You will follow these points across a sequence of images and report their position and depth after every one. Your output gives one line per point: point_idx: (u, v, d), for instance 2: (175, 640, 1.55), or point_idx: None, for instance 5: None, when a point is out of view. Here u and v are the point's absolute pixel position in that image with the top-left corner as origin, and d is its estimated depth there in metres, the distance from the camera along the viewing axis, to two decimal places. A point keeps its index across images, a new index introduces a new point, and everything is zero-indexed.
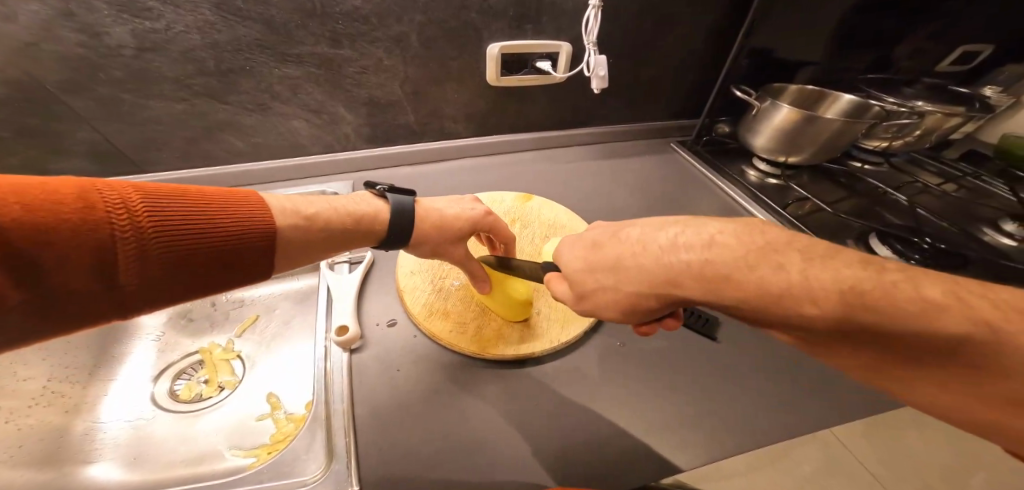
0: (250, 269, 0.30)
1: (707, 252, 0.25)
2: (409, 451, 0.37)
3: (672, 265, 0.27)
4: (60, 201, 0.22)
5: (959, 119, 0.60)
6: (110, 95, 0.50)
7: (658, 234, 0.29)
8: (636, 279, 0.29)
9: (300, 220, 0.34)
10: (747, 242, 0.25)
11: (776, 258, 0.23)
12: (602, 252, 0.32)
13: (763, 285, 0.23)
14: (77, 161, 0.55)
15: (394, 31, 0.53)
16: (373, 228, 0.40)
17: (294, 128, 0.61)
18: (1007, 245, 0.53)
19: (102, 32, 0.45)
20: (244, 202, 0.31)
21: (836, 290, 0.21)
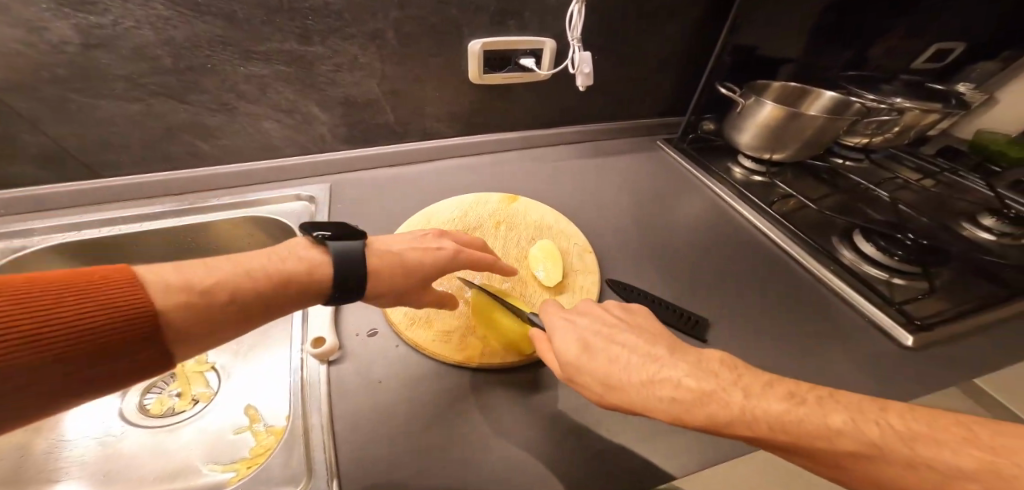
0: (128, 369, 0.24)
1: (676, 390, 0.28)
2: (393, 466, 0.35)
3: (651, 396, 0.29)
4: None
5: (936, 115, 0.61)
6: (56, 96, 0.46)
7: (637, 361, 0.31)
8: (630, 398, 0.30)
9: (193, 296, 0.27)
10: (708, 380, 0.28)
11: (728, 393, 0.27)
12: (586, 358, 0.33)
13: (713, 417, 0.27)
14: (24, 167, 0.51)
15: (370, 27, 0.51)
16: (307, 289, 0.33)
17: (265, 129, 0.57)
18: (986, 240, 0.55)
19: (41, 28, 0.41)
20: (112, 284, 0.24)
21: (775, 425, 0.25)
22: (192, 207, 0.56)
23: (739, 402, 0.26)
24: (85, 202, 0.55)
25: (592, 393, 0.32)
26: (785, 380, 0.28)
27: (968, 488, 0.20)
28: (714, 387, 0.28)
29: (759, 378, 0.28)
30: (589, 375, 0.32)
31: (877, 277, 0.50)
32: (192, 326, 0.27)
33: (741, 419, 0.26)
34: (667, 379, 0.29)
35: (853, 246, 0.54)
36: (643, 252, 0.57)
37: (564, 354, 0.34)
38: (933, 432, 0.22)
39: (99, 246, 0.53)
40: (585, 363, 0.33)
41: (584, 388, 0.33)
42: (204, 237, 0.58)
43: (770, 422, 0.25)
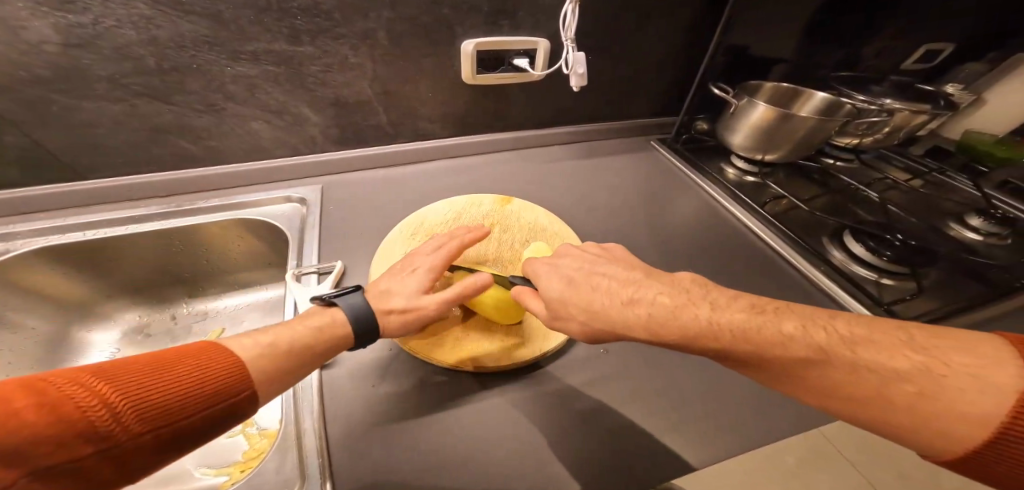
0: (236, 407, 0.28)
1: (651, 308, 0.32)
2: (386, 471, 0.35)
3: (627, 315, 0.33)
4: (5, 402, 0.20)
5: (925, 116, 0.61)
6: (35, 97, 0.45)
7: (622, 289, 0.35)
8: (614, 322, 0.33)
9: (266, 347, 0.32)
10: (677, 300, 0.32)
11: (693, 309, 0.30)
12: (570, 291, 0.37)
13: (684, 329, 0.30)
14: (3, 169, 0.49)
15: (361, 27, 0.50)
16: (347, 332, 0.38)
17: (254, 130, 0.56)
18: (972, 239, 0.56)
19: (18, 27, 0.40)
20: (207, 347, 0.29)
21: (737, 330, 0.28)
22: (179, 210, 0.56)
23: (706, 314, 0.30)
24: (67, 205, 0.53)
25: (579, 327, 0.35)
26: (750, 296, 0.31)
27: (902, 384, 0.23)
28: (684, 302, 0.31)
29: (739, 300, 0.31)
30: (577, 312, 0.35)
31: (867, 278, 0.51)
32: (266, 370, 0.31)
33: (710, 330, 0.29)
34: (643, 301, 0.33)
35: (843, 246, 0.55)
36: (637, 252, 0.57)
37: (551, 293, 0.38)
38: (878, 338, 0.25)
39: (84, 250, 0.53)
40: (570, 295, 0.36)
41: (571, 322, 0.36)
42: (192, 239, 0.57)
43: (732, 330, 0.28)
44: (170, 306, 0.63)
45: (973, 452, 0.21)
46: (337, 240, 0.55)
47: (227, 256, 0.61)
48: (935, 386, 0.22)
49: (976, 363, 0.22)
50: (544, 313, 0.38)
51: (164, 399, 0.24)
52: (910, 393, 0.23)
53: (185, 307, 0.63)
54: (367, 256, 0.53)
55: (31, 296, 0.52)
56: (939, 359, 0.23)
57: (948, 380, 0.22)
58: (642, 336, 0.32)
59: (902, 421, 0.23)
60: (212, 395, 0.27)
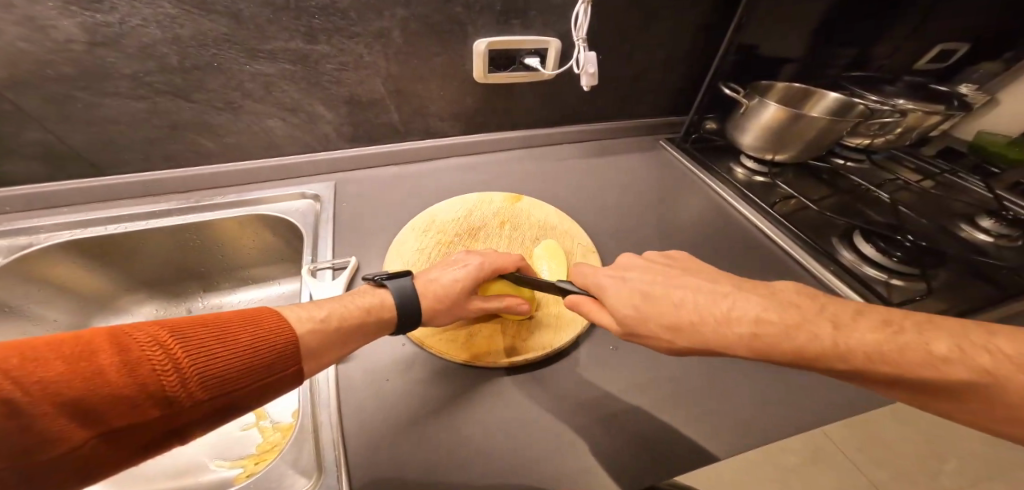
0: (278, 383, 0.29)
1: (755, 327, 0.29)
2: (401, 462, 0.36)
3: (730, 336, 0.30)
4: (94, 359, 0.22)
5: (938, 117, 0.61)
6: (61, 94, 0.46)
7: (716, 302, 0.31)
8: (710, 342, 0.31)
9: (315, 325, 0.34)
10: (785, 318, 0.29)
11: (811, 328, 0.28)
12: (649, 306, 0.34)
13: (803, 348, 0.27)
14: (29, 163, 0.51)
15: (375, 26, 0.51)
16: (384, 317, 0.39)
17: (269, 127, 0.57)
18: (982, 241, 0.55)
19: (48, 26, 0.41)
20: (264, 318, 0.31)
21: (878, 350, 0.26)
22: (195, 206, 0.57)
23: (830, 335, 0.27)
24: (88, 200, 0.55)
25: (665, 345, 0.33)
26: (875, 308, 0.29)
27: None
28: (798, 319, 0.28)
29: (847, 309, 0.29)
30: (660, 330, 0.33)
31: (876, 278, 0.51)
32: (310, 347, 0.32)
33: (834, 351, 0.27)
34: (744, 317, 0.30)
35: (853, 246, 0.55)
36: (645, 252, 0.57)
37: (626, 307, 0.35)
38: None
39: (103, 245, 0.54)
40: (649, 310, 0.33)
41: (656, 340, 0.33)
42: (208, 235, 0.58)
43: (866, 351, 0.26)
44: (185, 300, 0.64)
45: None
46: (350, 236, 0.56)
47: (241, 252, 0.62)
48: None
49: None
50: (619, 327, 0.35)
51: (220, 371, 0.26)
52: None
53: (200, 301, 0.65)
54: (379, 253, 0.54)
55: (55, 288, 0.53)
56: None
57: None
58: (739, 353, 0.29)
59: None
60: (259, 369, 0.28)
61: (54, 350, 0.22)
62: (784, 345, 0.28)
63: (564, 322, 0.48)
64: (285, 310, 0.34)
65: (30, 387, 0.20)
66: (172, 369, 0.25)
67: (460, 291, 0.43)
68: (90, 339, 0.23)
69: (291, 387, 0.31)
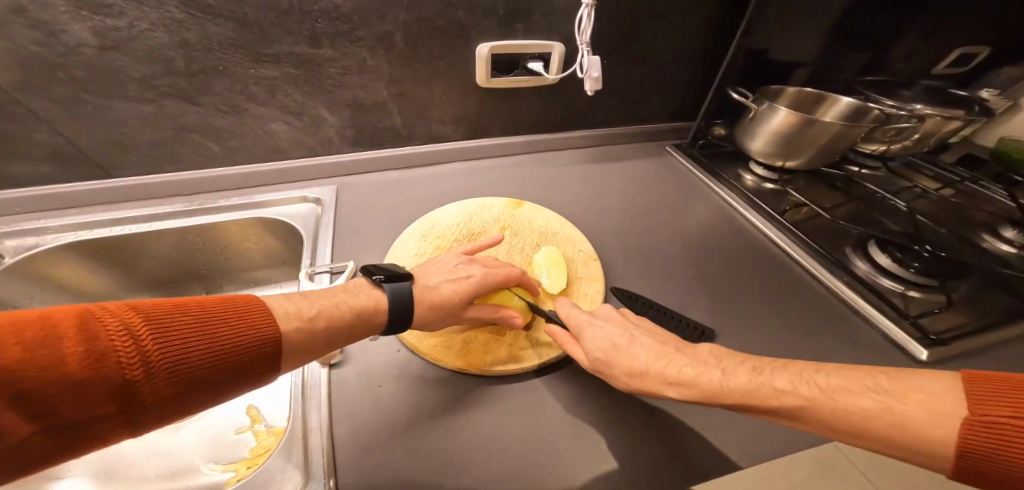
0: (254, 379, 0.28)
1: (675, 378, 0.33)
2: (392, 471, 0.35)
3: (663, 380, 0.33)
4: (57, 346, 0.20)
5: (958, 123, 0.58)
6: (71, 97, 0.47)
7: (649, 353, 0.35)
8: (658, 386, 0.34)
9: (301, 323, 0.32)
10: (697, 370, 0.32)
11: (707, 375, 0.31)
12: (603, 349, 0.37)
13: (704, 388, 0.31)
14: (40, 166, 0.52)
15: (378, 30, 0.51)
16: (373, 321, 0.38)
17: (273, 131, 0.58)
18: (1006, 252, 0.53)
19: (59, 30, 0.42)
20: (246, 310, 0.29)
21: (744, 388, 0.30)
22: (199, 208, 0.57)
23: (718, 379, 0.31)
24: (96, 202, 0.56)
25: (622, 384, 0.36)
26: (756, 358, 0.32)
27: (870, 422, 0.24)
28: (703, 370, 0.32)
29: (733, 360, 0.32)
30: (617, 372, 0.36)
31: (891, 290, 0.49)
32: (292, 346, 0.31)
33: (719, 389, 0.30)
34: (667, 369, 0.33)
35: (867, 256, 0.52)
36: (650, 259, 0.56)
37: (594, 350, 0.37)
38: (849, 385, 0.26)
39: (107, 246, 0.54)
40: (604, 352, 0.37)
41: (614, 378, 0.36)
42: (211, 237, 0.58)
43: (739, 391, 0.30)
44: None
45: (985, 472, 0.22)
46: (350, 239, 0.55)
47: (243, 255, 0.62)
48: (897, 418, 0.24)
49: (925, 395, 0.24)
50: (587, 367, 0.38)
51: (190, 366, 0.25)
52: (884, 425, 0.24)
53: None
54: (380, 256, 0.53)
55: (59, 287, 0.54)
56: (895, 395, 0.24)
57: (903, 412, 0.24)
58: (671, 394, 0.33)
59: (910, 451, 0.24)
60: (236, 364, 0.27)
61: (15, 331, 0.20)
62: (702, 389, 0.31)
63: None
64: (270, 302, 0.32)
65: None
66: (139, 362, 0.23)
67: (455, 304, 0.42)
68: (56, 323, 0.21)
69: (267, 382, 0.30)
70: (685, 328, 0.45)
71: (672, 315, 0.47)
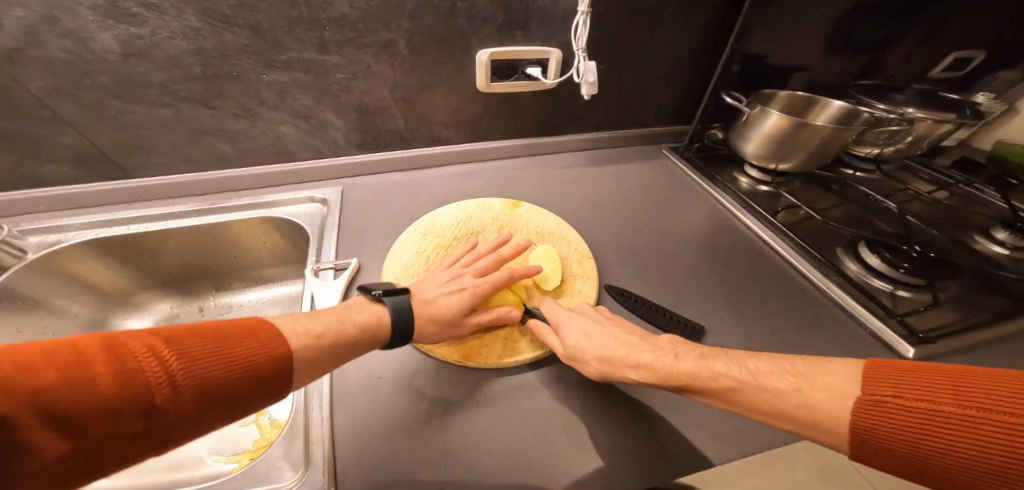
0: (267, 395, 0.29)
1: (637, 362, 0.38)
2: (389, 458, 0.36)
3: (629, 363, 0.38)
4: (86, 367, 0.22)
5: (949, 126, 0.59)
6: (95, 101, 0.50)
7: (617, 341, 0.40)
8: (626, 371, 0.38)
9: (309, 339, 0.33)
10: (656, 356, 0.37)
11: (664, 359, 0.37)
12: (578, 337, 0.41)
13: (659, 369, 0.36)
14: (64, 167, 0.55)
15: (383, 37, 0.53)
16: (375, 336, 0.39)
17: (283, 133, 0.60)
18: (998, 253, 0.53)
19: (86, 38, 0.44)
20: (258, 330, 0.30)
21: (691, 372, 0.35)
22: (211, 208, 0.60)
23: (671, 363, 0.36)
24: (116, 202, 0.59)
25: (593, 372, 0.39)
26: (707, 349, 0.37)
27: (788, 400, 0.29)
28: (660, 355, 0.37)
29: (689, 349, 0.37)
30: (589, 358, 0.39)
31: (881, 290, 0.49)
32: (303, 359, 0.32)
33: (673, 372, 0.36)
34: (631, 355, 0.38)
35: (858, 257, 0.53)
36: (644, 258, 0.57)
37: (571, 338, 0.41)
38: (773, 369, 0.31)
39: (125, 244, 0.57)
40: (579, 340, 0.40)
41: (585, 365, 0.40)
42: (222, 236, 0.61)
43: (687, 372, 0.35)
44: (198, 299, 0.67)
45: (883, 448, 0.25)
46: (353, 237, 0.57)
47: (252, 254, 0.65)
48: (805, 397, 0.29)
49: (829, 378, 0.29)
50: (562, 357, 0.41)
51: (209, 382, 0.26)
52: (796, 402, 0.29)
53: (211, 300, 0.67)
54: (381, 254, 0.55)
55: (80, 283, 0.57)
56: (807, 379, 0.29)
57: (812, 392, 0.28)
58: (634, 376, 0.38)
59: (826, 432, 0.28)
60: (251, 381, 0.28)
61: (49, 359, 0.22)
62: (658, 371, 0.36)
63: None
64: (279, 323, 0.34)
65: (18, 396, 0.20)
66: (160, 381, 0.24)
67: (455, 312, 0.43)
68: (85, 349, 0.23)
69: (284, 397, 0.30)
70: (676, 324, 0.47)
71: (663, 312, 0.48)
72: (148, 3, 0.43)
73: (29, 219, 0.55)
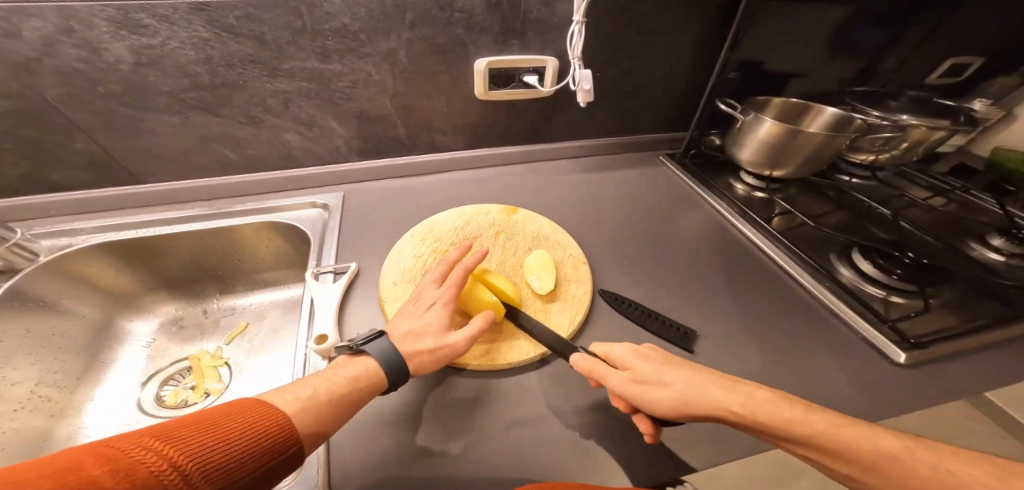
0: (277, 467, 0.29)
1: (744, 400, 0.32)
2: (382, 457, 0.36)
3: (728, 397, 0.32)
4: (86, 471, 0.21)
5: (943, 132, 0.60)
6: (108, 109, 0.52)
7: (720, 379, 0.34)
8: (712, 404, 0.32)
9: (304, 404, 0.32)
10: (770, 398, 0.31)
11: (781, 402, 0.31)
12: (664, 366, 0.35)
13: (774, 411, 0.30)
14: (76, 172, 0.57)
15: (383, 47, 0.55)
16: (374, 383, 0.37)
17: (287, 140, 0.62)
18: (995, 260, 0.53)
19: (101, 49, 0.46)
20: (248, 407, 0.30)
21: (828, 428, 0.29)
22: (217, 212, 0.61)
23: (799, 409, 0.30)
24: (126, 206, 0.61)
25: (666, 399, 0.33)
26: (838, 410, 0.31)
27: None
28: (778, 398, 0.31)
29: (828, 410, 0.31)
30: (669, 383, 0.34)
31: (874, 296, 0.49)
32: (309, 424, 0.31)
33: (800, 417, 0.30)
34: (736, 392, 0.32)
35: (852, 263, 0.53)
36: (639, 263, 0.57)
37: (649, 364, 0.36)
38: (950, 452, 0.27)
39: (133, 247, 0.59)
40: (661, 367, 0.35)
41: (659, 389, 0.33)
42: (226, 240, 0.62)
43: (826, 431, 0.29)
44: (202, 301, 0.68)
45: None
46: (352, 241, 0.58)
47: (254, 257, 0.66)
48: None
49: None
50: (627, 381, 0.35)
51: (221, 461, 0.26)
52: None
53: (215, 303, 0.68)
54: (379, 258, 0.56)
55: (87, 285, 0.58)
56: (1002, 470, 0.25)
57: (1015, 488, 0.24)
58: (732, 413, 0.31)
59: None
60: (261, 458, 0.28)
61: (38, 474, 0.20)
62: (775, 414, 0.30)
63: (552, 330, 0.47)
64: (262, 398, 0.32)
65: None
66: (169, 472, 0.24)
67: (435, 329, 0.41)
68: (77, 457, 0.22)
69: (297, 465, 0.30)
70: (669, 329, 0.47)
71: (656, 316, 0.49)
72: (159, 14, 0.45)
73: (42, 223, 0.57)
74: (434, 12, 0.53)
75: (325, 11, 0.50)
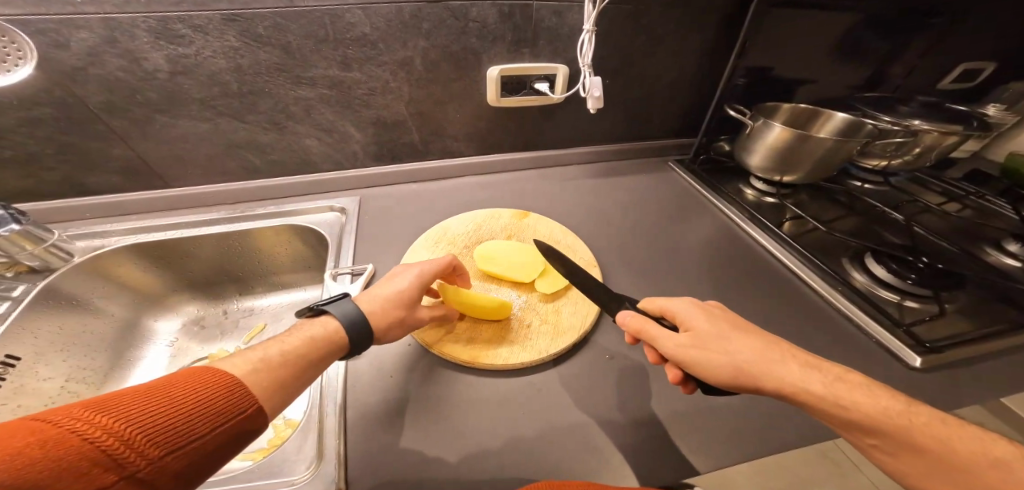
0: (237, 433, 0.29)
1: (833, 381, 0.31)
2: (398, 454, 0.37)
3: (807, 375, 0.31)
4: (12, 441, 0.21)
5: (959, 138, 0.59)
6: (144, 115, 0.55)
7: (796, 355, 0.33)
8: (776, 378, 0.31)
9: (256, 367, 0.32)
10: (852, 382, 0.31)
11: (866, 390, 0.30)
12: (730, 333, 0.34)
13: (861, 397, 0.30)
14: (110, 176, 0.60)
15: (400, 56, 0.57)
16: (334, 341, 0.37)
17: (306, 146, 0.64)
18: (1010, 265, 0.53)
19: (141, 58, 0.49)
20: (188, 372, 0.29)
21: (906, 418, 0.29)
22: (240, 216, 0.64)
23: (886, 399, 0.30)
24: (155, 209, 0.64)
25: (725, 367, 0.32)
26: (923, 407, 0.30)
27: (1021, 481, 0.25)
28: (862, 383, 0.31)
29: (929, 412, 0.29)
30: (736, 353, 0.33)
31: (888, 300, 0.49)
32: (264, 387, 0.32)
33: (883, 404, 0.29)
34: (823, 373, 0.31)
35: (864, 268, 0.52)
36: (649, 266, 0.58)
37: (714, 329, 0.35)
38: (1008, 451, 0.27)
39: (160, 248, 0.61)
40: (728, 334, 0.34)
41: (721, 355, 0.33)
42: (248, 243, 0.64)
43: (903, 418, 0.28)
44: (221, 301, 0.70)
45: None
46: (368, 244, 0.60)
47: (273, 261, 0.68)
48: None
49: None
50: (683, 343, 0.35)
51: (167, 426, 0.26)
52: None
53: (234, 303, 0.70)
54: (393, 259, 0.58)
55: (116, 284, 0.60)
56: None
57: None
58: (809, 391, 0.31)
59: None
60: (213, 419, 0.28)
61: None
62: (860, 400, 0.30)
63: (562, 329, 0.47)
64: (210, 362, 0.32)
65: None
66: (105, 441, 0.24)
67: (407, 298, 0.42)
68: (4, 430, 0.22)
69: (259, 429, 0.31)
70: None
71: None
72: (195, 25, 0.48)
73: (77, 224, 0.60)
74: (449, 21, 0.55)
75: (347, 21, 0.52)
